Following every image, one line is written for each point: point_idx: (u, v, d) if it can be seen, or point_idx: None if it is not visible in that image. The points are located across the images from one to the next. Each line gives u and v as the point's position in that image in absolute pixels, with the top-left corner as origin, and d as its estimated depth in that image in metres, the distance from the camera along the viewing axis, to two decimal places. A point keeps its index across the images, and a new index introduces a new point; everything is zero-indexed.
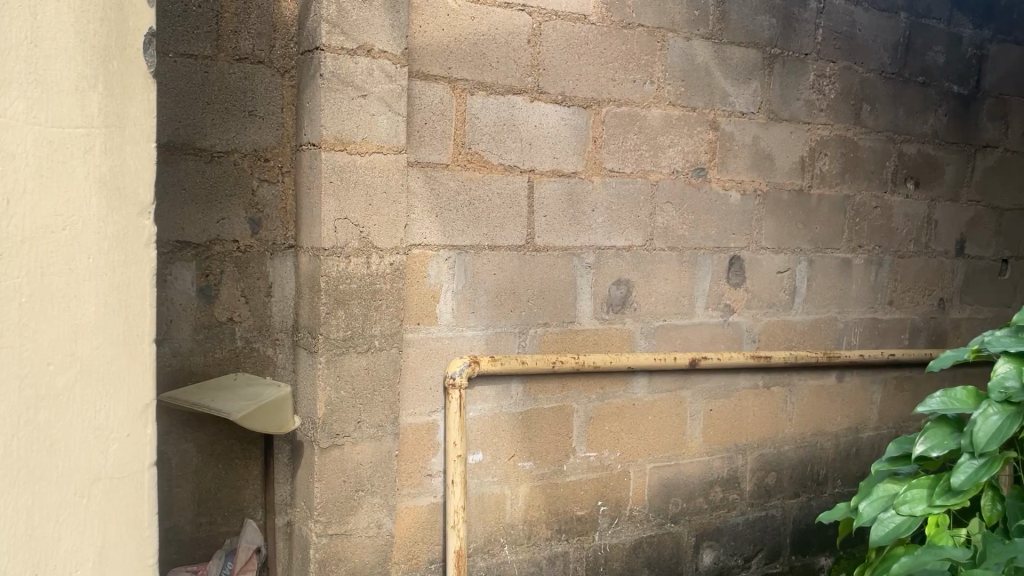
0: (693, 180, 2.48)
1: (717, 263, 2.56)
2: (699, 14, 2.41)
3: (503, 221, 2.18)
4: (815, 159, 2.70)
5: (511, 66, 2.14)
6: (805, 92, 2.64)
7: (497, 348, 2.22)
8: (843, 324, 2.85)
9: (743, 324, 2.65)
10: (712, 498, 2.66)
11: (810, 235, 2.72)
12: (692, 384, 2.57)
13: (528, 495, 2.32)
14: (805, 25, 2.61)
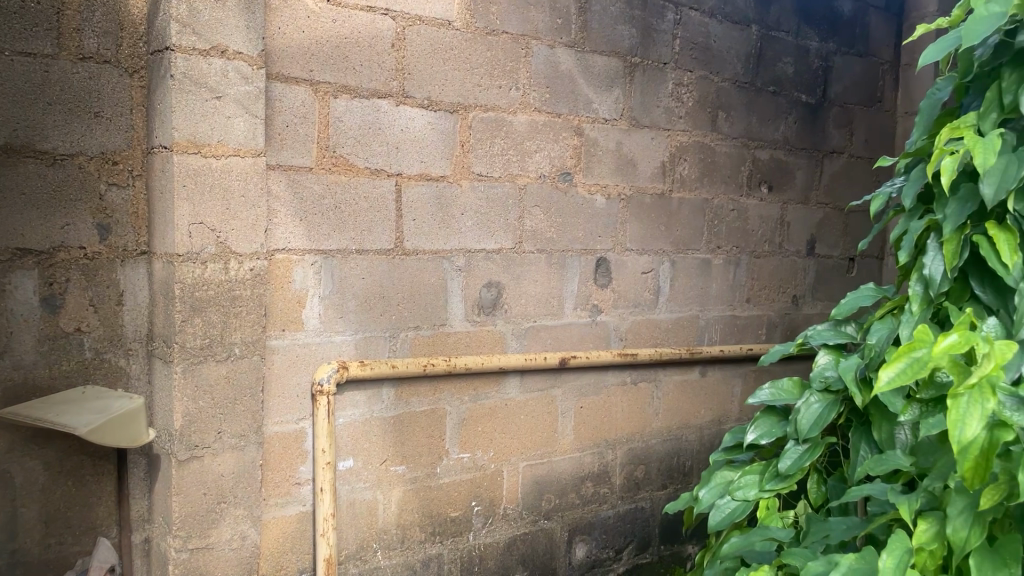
0: (560, 184, 2.54)
1: (584, 265, 2.63)
2: (561, 23, 2.47)
3: (370, 225, 2.17)
4: (675, 164, 2.81)
5: (376, 69, 2.14)
6: (664, 100, 2.75)
7: (367, 352, 2.21)
8: (704, 321, 2.99)
9: (611, 324, 2.73)
10: (583, 493, 2.73)
11: (671, 237, 2.84)
12: (562, 382, 2.63)
13: (401, 499, 2.31)
14: (663, 35, 2.72)
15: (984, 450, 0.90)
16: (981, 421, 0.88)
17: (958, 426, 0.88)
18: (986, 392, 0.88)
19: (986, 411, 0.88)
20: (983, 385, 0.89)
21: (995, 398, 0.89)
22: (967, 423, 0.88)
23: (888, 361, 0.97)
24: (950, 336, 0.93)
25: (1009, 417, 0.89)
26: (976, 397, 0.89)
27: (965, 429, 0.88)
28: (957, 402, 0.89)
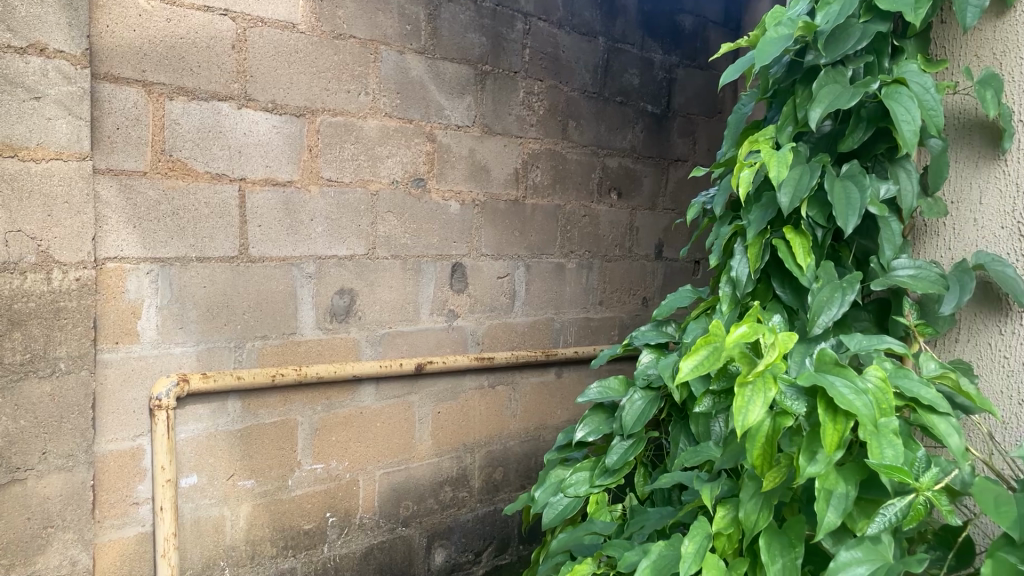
0: (413, 190, 2.54)
1: (439, 271, 2.64)
2: (410, 29, 2.47)
3: (212, 232, 2.10)
4: (527, 171, 2.87)
5: (215, 71, 2.07)
6: (515, 108, 2.80)
7: (210, 364, 2.13)
8: (559, 323, 3.06)
9: (467, 328, 2.75)
10: (442, 498, 2.73)
11: (525, 242, 2.89)
12: (419, 388, 2.62)
13: (250, 513, 2.25)
14: (513, 44, 2.77)
15: (765, 438, 0.89)
16: (762, 409, 0.86)
17: (742, 413, 0.86)
18: (767, 381, 0.88)
19: (769, 400, 0.87)
20: (766, 375, 0.88)
21: (776, 387, 0.88)
22: (750, 410, 0.86)
23: (688, 352, 0.98)
24: (738, 329, 0.94)
25: (789, 406, 0.88)
26: (759, 385, 0.88)
27: (748, 416, 0.86)
28: (742, 391, 0.88)
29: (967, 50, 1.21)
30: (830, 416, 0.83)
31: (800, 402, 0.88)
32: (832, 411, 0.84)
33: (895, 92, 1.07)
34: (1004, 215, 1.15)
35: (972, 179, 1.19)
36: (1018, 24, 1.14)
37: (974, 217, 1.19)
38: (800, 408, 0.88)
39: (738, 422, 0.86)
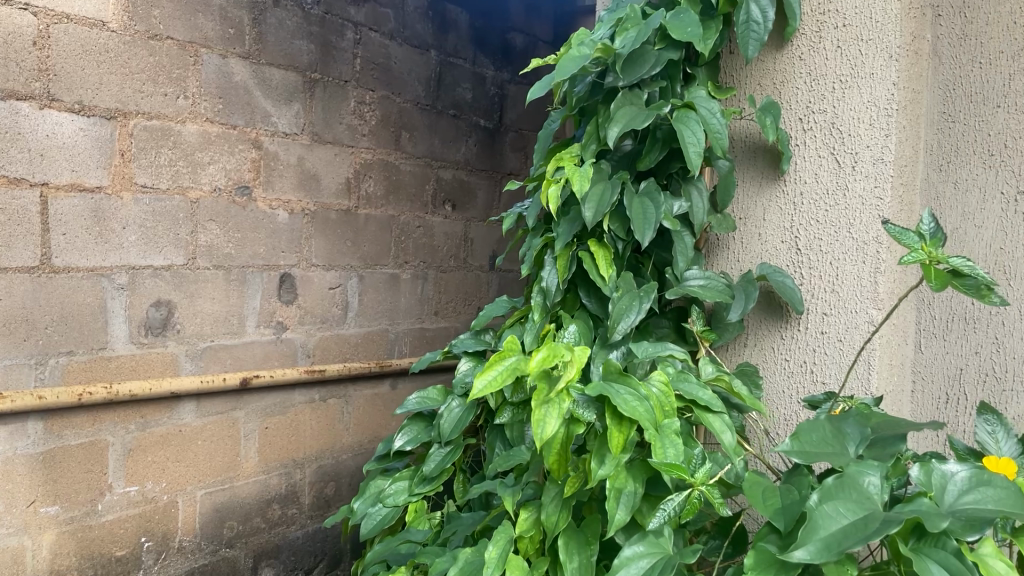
0: (237, 199, 2.46)
1: (267, 282, 2.56)
2: (233, 33, 2.40)
3: (8, 240, 1.96)
4: (359, 182, 2.84)
5: (11, 68, 1.94)
6: (346, 117, 2.77)
7: (7, 382, 1.98)
8: (394, 334, 3.04)
9: (297, 341, 2.68)
10: (270, 516, 2.65)
11: (358, 253, 2.86)
12: (245, 403, 2.53)
13: (54, 542, 2.10)
14: (342, 53, 2.74)
15: (561, 442, 0.94)
16: (558, 423, 0.89)
17: (539, 425, 0.89)
18: (563, 395, 0.91)
19: (564, 413, 0.90)
20: (562, 389, 0.91)
21: (570, 398, 0.92)
22: (547, 423, 0.89)
23: (481, 369, 0.98)
24: (536, 348, 0.95)
25: (581, 416, 0.92)
26: (555, 400, 0.91)
27: (545, 428, 0.89)
28: (540, 406, 0.90)
29: (751, 80, 1.34)
30: (616, 422, 0.88)
31: (590, 410, 0.93)
32: (618, 417, 0.89)
33: (685, 115, 1.17)
34: (784, 231, 1.30)
35: (757, 198, 1.34)
36: (794, 58, 1.29)
37: (759, 232, 1.33)
38: (590, 416, 0.92)
39: (537, 435, 0.88)
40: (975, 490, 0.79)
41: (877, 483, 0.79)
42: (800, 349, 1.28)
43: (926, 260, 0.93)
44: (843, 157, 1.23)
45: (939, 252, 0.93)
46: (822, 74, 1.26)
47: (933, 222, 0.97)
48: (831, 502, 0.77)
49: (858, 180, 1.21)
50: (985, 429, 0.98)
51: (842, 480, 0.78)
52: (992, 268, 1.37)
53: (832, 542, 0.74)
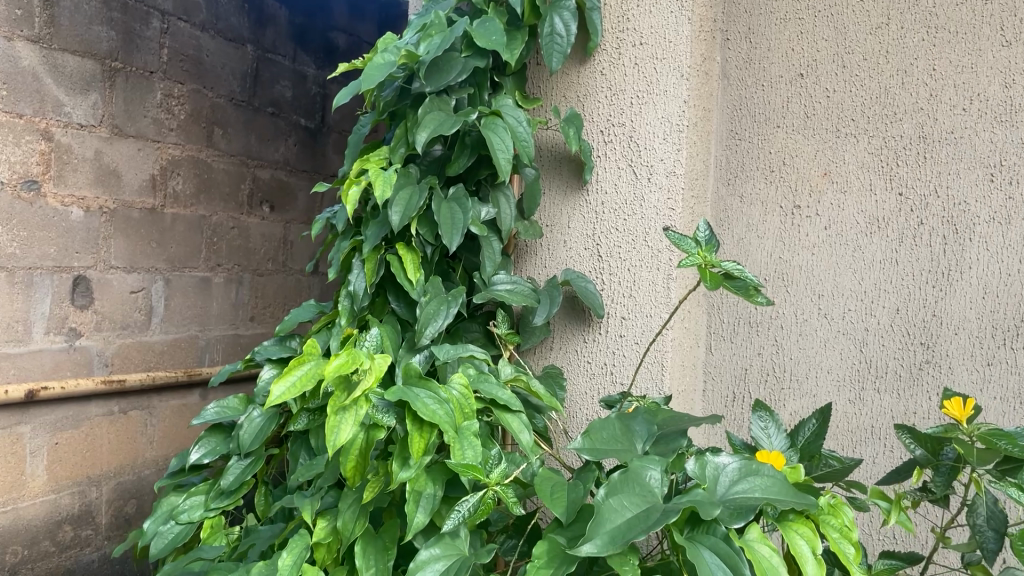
0: (23, 194, 2.25)
1: (57, 285, 2.35)
2: (21, 13, 2.20)
3: None
4: (165, 179, 2.67)
5: None
6: (151, 109, 2.60)
7: None
8: (205, 341, 2.89)
9: (93, 349, 2.48)
10: (61, 540, 2.43)
11: (165, 255, 2.69)
12: (31, 417, 2.31)
13: None
14: (148, 42, 2.58)
15: (360, 448, 0.92)
16: (353, 429, 0.88)
17: (334, 431, 0.87)
18: (360, 402, 0.90)
19: (360, 419, 0.89)
20: (359, 396, 0.90)
21: (368, 404, 0.90)
22: (343, 430, 0.87)
23: (279, 375, 0.94)
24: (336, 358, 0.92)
25: (380, 420, 0.91)
26: (351, 405, 0.89)
27: (341, 436, 0.87)
28: (334, 411, 0.89)
29: (555, 91, 1.38)
30: (417, 427, 0.88)
31: (389, 416, 0.92)
32: (418, 421, 0.88)
33: (493, 123, 1.19)
34: (587, 238, 1.36)
35: (561, 207, 1.38)
36: (595, 72, 1.34)
37: (564, 239, 1.37)
38: (390, 421, 0.92)
39: (330, 441, 0.86)
40: (745, 480, 0.84)
41: (659, 478, 0.82)
42: (601, 351, 1.34)
43: (702, 263, 0.99)
44: (639, 169, 1.30)
45: (712, 257, 0.99)
46: (621, 90, 1.32)
47: (709, 229, 1.03)
48: (615, 496, 0.79)
49: (653, 192, 1.29)
50: (758, 425, 1.06)
51: (627, 476, 0.81)
52: (771, 275, 1.50)
53: (616, 534, 0.76)
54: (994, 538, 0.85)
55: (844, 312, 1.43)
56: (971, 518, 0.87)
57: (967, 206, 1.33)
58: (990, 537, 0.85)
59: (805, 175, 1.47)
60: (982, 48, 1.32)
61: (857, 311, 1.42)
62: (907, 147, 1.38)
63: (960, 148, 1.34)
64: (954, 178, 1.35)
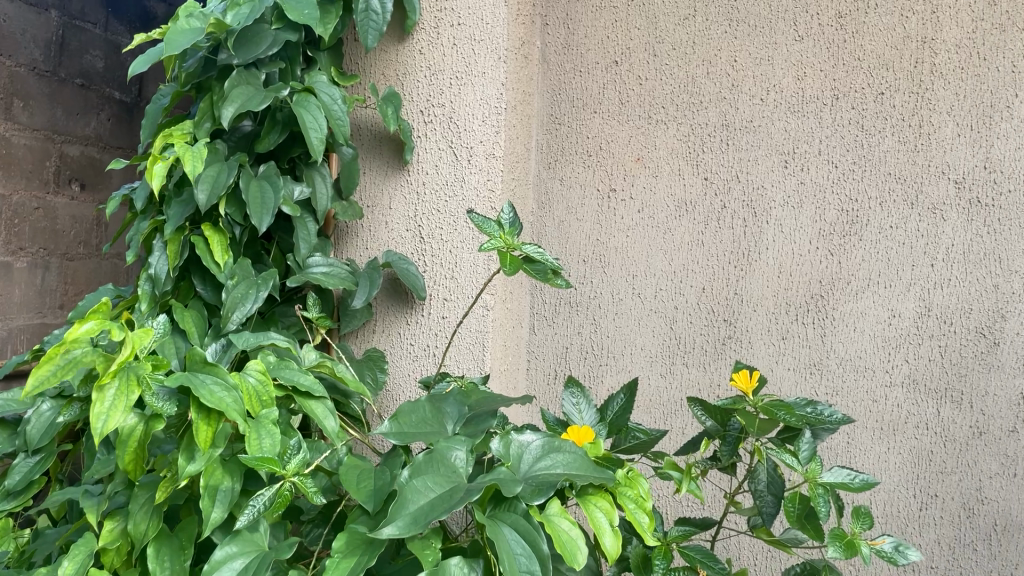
0: None
1: None
2: None
3: None
4: None
5: None
6: None
7: None
8: (8, 332, 2.33)
9: None
10: None
11: None
12: None
13: None
14: None
15: (139, 440, 0.88)
16: (122, 415, 0.82)
17: (100, 419, 0.81)
18: (130, 385, 0.84)
19: (131, 404, 0.83)
20: (126, 378, 0.84)
21: (141, 388, 0.85)
22: (110, 416, 0.81)
23: (32, 367, 0.84)
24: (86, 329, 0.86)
25: (160, 409, 0.86)
26: (120, 390, 0.84)
27: (108, 422, 0.81)
28: (100, 398, 0.82)
29: (374, 69, 1.35)
30: (203, 415, 0.83)
31: (171, 404, 0.87)
32: (204, 410, 0.84)
33: (305, 100, 1.15)
34: (408, 219, 1.34)
35: (382, 187, 1.36)
36: (414, 51, 1.33)
37: (385, 220, 1.35)
38: (170, 409, 0.86)
39: (96, 428, 0.80)
40: (546, 456, 0.87)
41: (463, 458, 0.83)
42: (425, 334, 1.33)
43: (503, 246, 0.99)
44: (459, 151, 1.31)
45: (513, 239, 1.00)
46: (440, 70, 1.31)
47: (512, 213, 1.03)
48: (420, 478, 0.78)
49: (473, 173, 1.30)
50: (570, 401, 1.08)
51: (432, 456, 0.81)
52: (590, 257, 1.56)
53: (418, 515, 0.75)
54: (772, 503, 0.92)
55: (656, 292, 1.51)
56: (753, 484, 0.93)
57: (765, 189, 1.44)
58: (769, 502, 0.92)
59: (620, 159, 1.54)
60: (777, 42, 1.42)
61: (668, 290, 1.51)
62: (710, 134, 1.47)
63: (758, 136, 1.44)
64: (753, 165, 1.45)
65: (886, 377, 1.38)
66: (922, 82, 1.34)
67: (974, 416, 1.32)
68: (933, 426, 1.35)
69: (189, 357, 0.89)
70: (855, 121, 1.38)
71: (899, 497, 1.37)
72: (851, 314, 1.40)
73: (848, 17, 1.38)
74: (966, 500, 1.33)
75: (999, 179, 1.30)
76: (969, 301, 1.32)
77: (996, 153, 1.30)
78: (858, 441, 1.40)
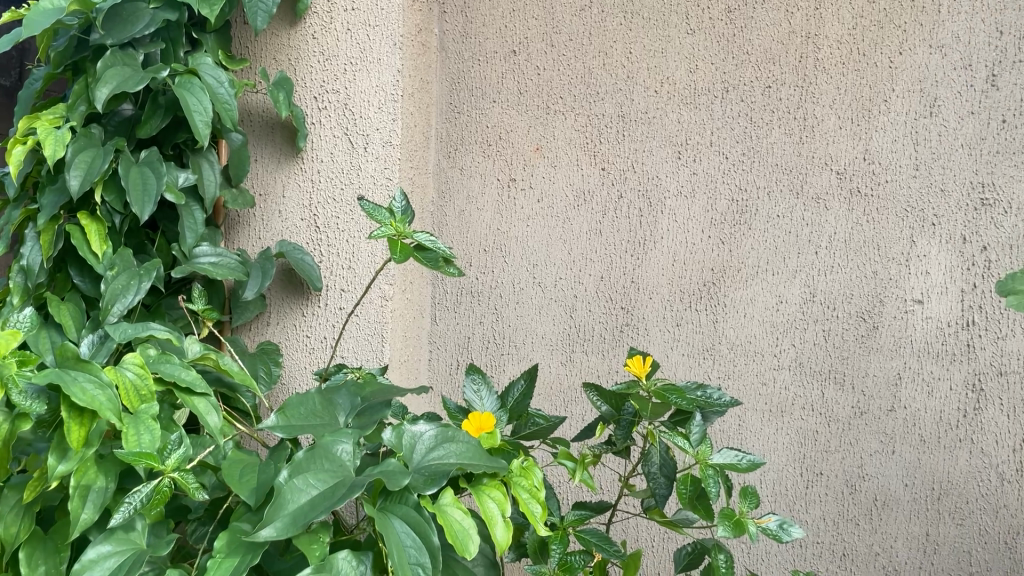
0: None
1: None
2: None
3: None
4: None
5: None
6: None
7: None
8: None
9: None
10: None
11: None
12: None
13: None
14: None
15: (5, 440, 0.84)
16: None
17: None
18: None
19: None
20: None
21: (6, 389, 0.80)
22: None
23: None
24: None
25: (26, 408, 0.81)
26: None
27: None
28: None
29: (266, 53, 1.31)
30: (74, 414, 0.80)
31: (38, 402, 0.82)
32: (75, 409, 0.80)
33: (188, 82, 1.10)
34: (303, 208, 1.31)
35: (275, 174, 1.32)
36: (307, 35, 1.29)
37: (279, 209, 1.32)
38: (37, 408, 0.81)
39: None
40: (440, 446, 0.86)
41: (349, 450, 0.82)
42: (320, 325, 1.31)
43: (393, 234, 0.97)
44: (355, 138, 1.28)
45: (404, 227, 0.98)
46: (334, 55, 1.28)
47: (404, 201, 1.02)
48: (301, 476, 0.76)
49: (369, 160, 1.28)
50: (471, 389, 1.06)
51: (315, 452, 0.79)
52: (491, 246, 1.56)
53: (298, 516, 0.73)
54: (665, 484, 0.92)
55: (556, 280, 1.52)
56: (646, 467, 0.93)
57: (659, 179, 1.47)
58: (661, 483, 0.92)
59: (519, 148, 1.54)
60: (671, 35, 1.45)
61: (567, 279, 1.52)
62: (607, 125, 1.49)
63: (653, 127, 1.47)
64: (649, 155, 1.47)
65: (774, 361, 1.43)
66: (806, 76, 1.39)
67: (856, 396, 1.39)
68: (818, 407, 1.41)
69: (59, 353, 0.84)
70: (744, 113, 1.42)
71: (787, 476, 1.43)
72: (742, 301, 1.44)
73: (736, 12, 1.42)
74: (849, 477, 1.40)
75: (877, 170, 1.37)
76: (851, 286, 1.39)
77: (874, 145, 1.37)
78: (748, 423, 1.45)
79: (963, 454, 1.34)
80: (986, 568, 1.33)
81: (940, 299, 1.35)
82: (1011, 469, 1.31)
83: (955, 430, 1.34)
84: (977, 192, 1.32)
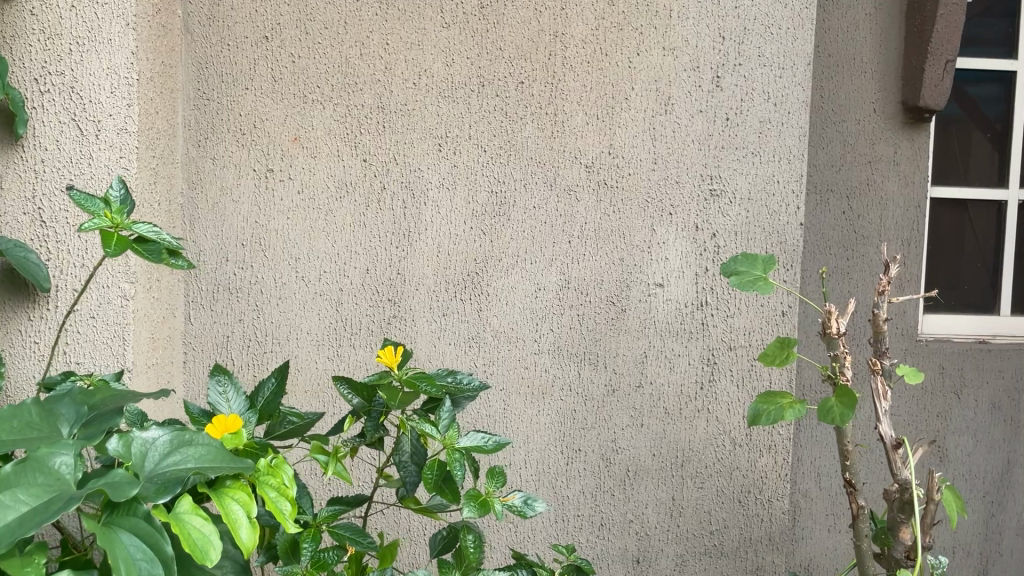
0: None
1: None
2: None
3: None
4: None
5: None
6: None
7: None
8: None
9: None
10: None
11: None
12: None
13: None
14: None
15: None
16: None
17: None
18: None
19: None
20: None
21: None
22: None
23: None
24: None
25: None
26: None
27: None
28: None
29: None
30: None
31: None
32: None
33: None
34: (25, 201, 1.19)
35: None
36: (23, 10, 1.16)
37: None
38: None
39: None
40: (176, 452, 0.80)
41: (70, 463, 0.75)
42: (51, 329, 1.20)
43: (108, 226, 0.92)
44: (84, 124, 1.19)
45: (121, 218, 0.93)
46: (57, 34, 1.17)
47: (123, 189, 0.97)
48: (8, 492, 0.70)
49: (100, 148, 1.20)
50: (217, 390, 1.00)
51: (25, 465, 0.72)
52: (249, 241, 1.49)
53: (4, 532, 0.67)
54: (415, 471, 0.95)
55: (320, 275, 1.49)
56: (397, 456, 0.95)
57: (421, 172, 1.48)
58: (412, 471, 0.94)
59: (275, 138, 1.48)
60: (426, 28, 1.46)
61: (331, 273, 1.50)
62: (367, 115, 1.47)
63: (413, 119, 1.47)
64: (409, 147, 1.48)
65: (534, 345, 1.49)
66: (556, 73, 1.45)
67: (608, 375, 1.48)
68: (575, 387, 1.49)
69: None
70: (499, 107, 1.47)
71: (549, 454, 1.49)
72: (503, 289, 1.49)
73: (488, 8, 1.45)
74: (604, 451, 1.49)
75: (621, 163, 1.46)
76: (601, 273, 1.48)
77: (618, 140, 1.46)
78: (513, 407, 1.49)
79: (701, 423, 1.48)
80: (723, 525, 1.49)
81: (678, 283, 1.47)
82: (741, 434, 1.48)
83: (694, 402, 1.48)
84: (706, 184, 1.46)
